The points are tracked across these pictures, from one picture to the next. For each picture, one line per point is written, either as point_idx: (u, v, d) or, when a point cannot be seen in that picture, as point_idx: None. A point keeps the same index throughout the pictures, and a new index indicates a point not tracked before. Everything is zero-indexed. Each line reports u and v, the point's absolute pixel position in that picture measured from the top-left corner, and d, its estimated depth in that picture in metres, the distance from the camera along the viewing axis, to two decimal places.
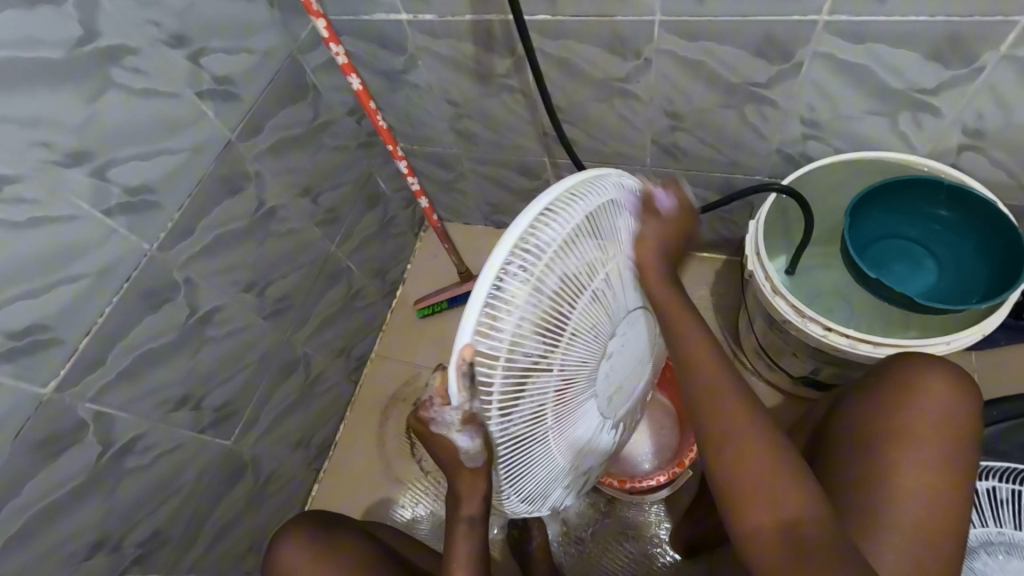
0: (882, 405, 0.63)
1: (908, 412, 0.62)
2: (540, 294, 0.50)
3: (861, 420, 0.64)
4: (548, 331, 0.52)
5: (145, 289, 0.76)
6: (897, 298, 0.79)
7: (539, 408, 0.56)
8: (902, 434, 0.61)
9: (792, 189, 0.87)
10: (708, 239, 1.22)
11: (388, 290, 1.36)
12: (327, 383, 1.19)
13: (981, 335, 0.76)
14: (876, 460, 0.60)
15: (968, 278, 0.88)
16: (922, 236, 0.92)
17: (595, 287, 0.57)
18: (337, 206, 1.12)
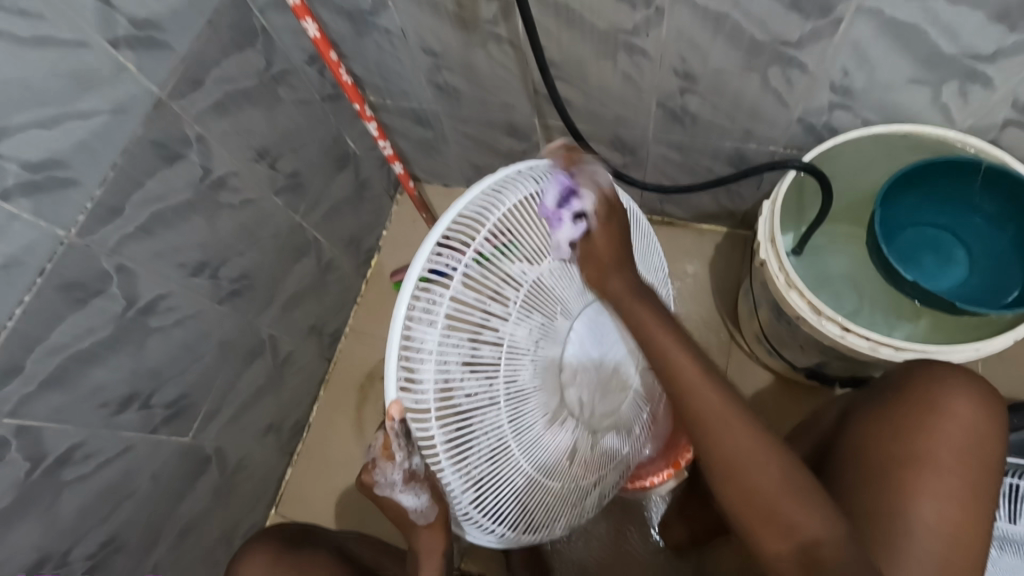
0: (901, 430, 0.62)
1: (930, 442, 0.60)
2: (456, 330, 0.55)
3: (877, 445, 0.62)
4: (478, 365, 0.56)
5: (66, 283, 0.64)
6: (921, 294, 0.72)
7: (497, 438, 0.59)
8: (923, 467, 0.60)
9: (815, 169, 0.78)
10: (710, 210, 1.13)
11: (362, 261, 1.25)
12: (298, 363, 1.11)
13: (1012, 342, 0.70)
14: (898, 489, 0.59)
15: (1001, 273, 0.81)
16: (953, 223, 0.84)
17: (526, 304, 0.59)
18: (300, 171, 0.99)
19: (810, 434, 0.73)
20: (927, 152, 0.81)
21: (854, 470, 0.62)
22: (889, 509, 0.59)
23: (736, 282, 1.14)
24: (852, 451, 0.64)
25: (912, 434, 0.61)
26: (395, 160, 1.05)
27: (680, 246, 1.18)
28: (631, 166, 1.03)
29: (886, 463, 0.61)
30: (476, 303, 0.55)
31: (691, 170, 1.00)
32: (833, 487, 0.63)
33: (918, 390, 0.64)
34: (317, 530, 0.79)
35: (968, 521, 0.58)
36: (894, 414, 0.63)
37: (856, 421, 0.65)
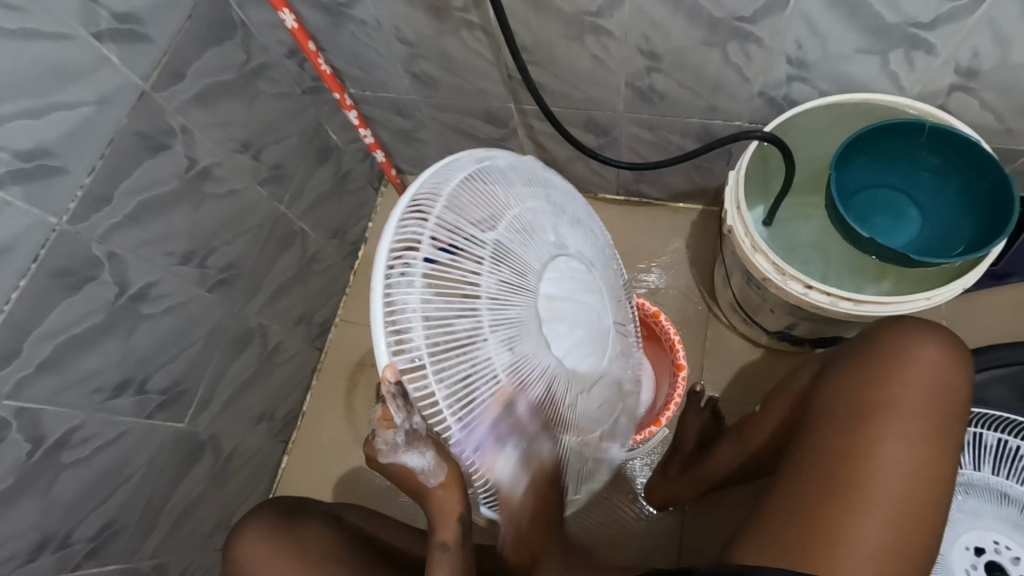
0: (871, 378, 0.64)
1: (898, 387, 0.62)
2: (432, 288, 0.55)
3: (849, 394, 0.64)
4: (465, 312, 0.56)
5: (59, 269, 0.66)
6: (880, 251, 0.76)
7: (499, 384, 0.57)
8: (892, 410, 0.61)
9: (775, 137, 0.82)
10: (683, 188, 1.17)
11: (348, 251, 1.28)
12: (289, 352, 1.13)
13: (964, 288, 0.74)
14: (868, 428, 0.61)
15: (951, 228, 0.86)
16: (904, 184, 0.88)
17: (496, 258, 0.59)
18: (284, 162, 1.01)
19: (788, 393, 0.76)
20: (876, 118, 0.85)
21: (828, 419, 0.65)
22: (858, 451, 0.60)
23: (711, 257, 1.18)
24: (824, 404, 0.66)
25: (879, 378, 0.63)
26: (376, 147, 1.10)
27: (656, 225, 1.22)
28: (606, 147, 1.07)
29: (857, 408, 0.63)
30: (448, 264, 0.57)
31: (663, 149, 1.04)
32: (809, 437, 0.66)
33: (889, 340, 0.66)
34: (312, 501, 0.82)
35: (933, 460, 0.59)
36: (864, 364, 0.65)
37: (829, 377, 0.68)
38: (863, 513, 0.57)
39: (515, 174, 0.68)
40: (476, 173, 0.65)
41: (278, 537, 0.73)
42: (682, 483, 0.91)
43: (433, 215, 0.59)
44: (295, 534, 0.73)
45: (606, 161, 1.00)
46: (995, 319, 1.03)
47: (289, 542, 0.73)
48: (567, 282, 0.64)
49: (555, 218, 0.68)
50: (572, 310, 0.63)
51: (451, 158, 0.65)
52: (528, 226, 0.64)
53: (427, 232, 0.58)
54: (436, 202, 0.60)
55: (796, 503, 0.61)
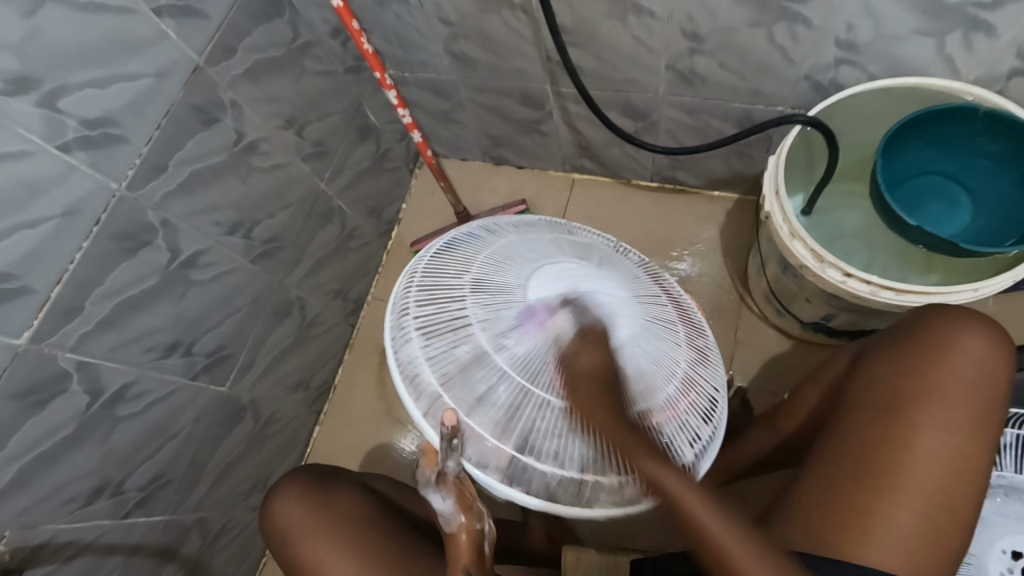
0: (911, 366, 0.62)
1: (941, 377, 0.60)
2: (428, 336, 0.66)
3: (888, 381, 0.63)
4: (458, 342, 0.64)
5: (118, 232, 0.70)
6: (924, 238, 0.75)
7: (510, 387, 0.62)
8: (935, 399, 0.60)
9: (818, 122, 0.80)
10: (720, 175, 1.15)
11: (383, 231, 1.31)
12: (324, 325, 1.17)
13: (1015, 281, 0.71)
14: (909, 417, 0.60)
15: (1006, 217, 0.82)
16: (958, 170, 0.85)
17: (477, 288, 0.67)
18: (326, 139, 1.04)
19: (822, 380, 0.73)
20: (928, 103, 0.82)
21: (861, 405, 0.63)
22: (893, 438, 0.59)
23: (746, 246, 1.17)
24: (859, 390, 0.65)
25: (927, 366, 0.61)
26: (413, 128, 1.09)
27: (690, 212, 1.21)
28: (643, 131, 1.06)
29: (896, 397, 0.61)
30: (437, 312, 0.67)
31: (702, 133, 1.02)
32: (841, 423, 0.64)
33: (936, 328, 0.64)
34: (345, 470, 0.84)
35: (975, 452, 0.58)
36: (904, 351, 0.64)
37: (866, 363, 0.66)
38: (893, 499, 0.57)
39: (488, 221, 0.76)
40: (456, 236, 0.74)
41: (311, 502, 0.76)
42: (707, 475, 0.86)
43: (415, 277, 0.71)
44: (326, 499, 0.76)
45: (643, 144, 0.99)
46: None
47: (322, 507, 0.76)
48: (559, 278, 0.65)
49: (534, 239, 0.73)
50: (569, 300, 0.64)
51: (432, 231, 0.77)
52: (506, 252, 0.70)
53: (411, 297, 0.69)
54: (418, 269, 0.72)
55: (821, 489, 0.61)
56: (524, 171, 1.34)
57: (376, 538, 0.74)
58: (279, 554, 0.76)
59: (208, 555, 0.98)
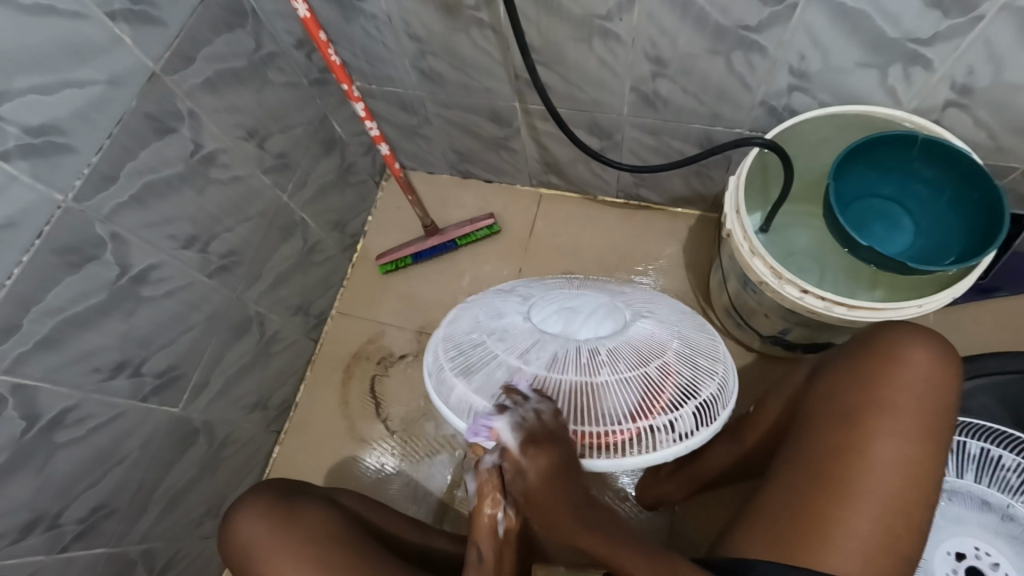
0: (864, 378, 0.65)
1: (891, 388, 0.63)
2: (456, 355, 0.69)
3: (843, 394, 0.65)
4: (479, 345, 0.68)
5: (62, 246, 0.66)
6: (874, 257, 0.78)
7: (541, 347, 0.66)
8: (882, 410, 0.62)
9: (773, 144, 0.83)
10: (681, 193, 1.19)
11: (347, 244, 1.29)
12: (285, 342, 1.13)
13: (953, 298, 0.76)
14: (858, 429, 0.62)
15: (942, 240, 0.88)
16: (899, 194, 0.91)
17: (490, 306, 0.73)
18: (289, 151, 1.02)
19: (782, 395, 0.76)
20: (872, 130, 0.88)
21: (820, 417, 0.65)
22: (849, 448, 0.61)
23: (707, 262, 1.20)
24: (818, 402, 0.67)
25: (873, 379, 0.64)
26: (381, 141, 1.07)
27: (654, 229, 1.24)
28: (609, 149, 1.09)
29: (851, 408, 0.63)
30: (456, 334, 0.71)
31: (664, 153, 1.05)
32: (801, 435, 0.66)
33: (882, 341, 0.67)
34: (312, 483, 0.82)
35: (922, 462, 0.60)
36: (858, 364, 0.66)
37: (823, 376, 0.69)
38: (851, 508, 0.59)
39: None
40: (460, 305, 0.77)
41: (274, 520, 0.72)
42: (673, 484, 0.91)
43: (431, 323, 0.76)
44: (290, 516, 0.73)
45: (609, 162, 1.02)
46: (979, 331, 1.06)
47: (286, 524, 0.72)
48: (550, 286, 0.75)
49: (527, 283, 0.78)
50: (568, 313, 0.67)
51: None
52: (509, 295, 0.74)
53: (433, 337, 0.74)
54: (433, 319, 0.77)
55: (783, 500, 0.63)
56: (491, 186, 1.34)
57: (344, 556, 0.71)
58: (239, 570, 0.74)
59: None
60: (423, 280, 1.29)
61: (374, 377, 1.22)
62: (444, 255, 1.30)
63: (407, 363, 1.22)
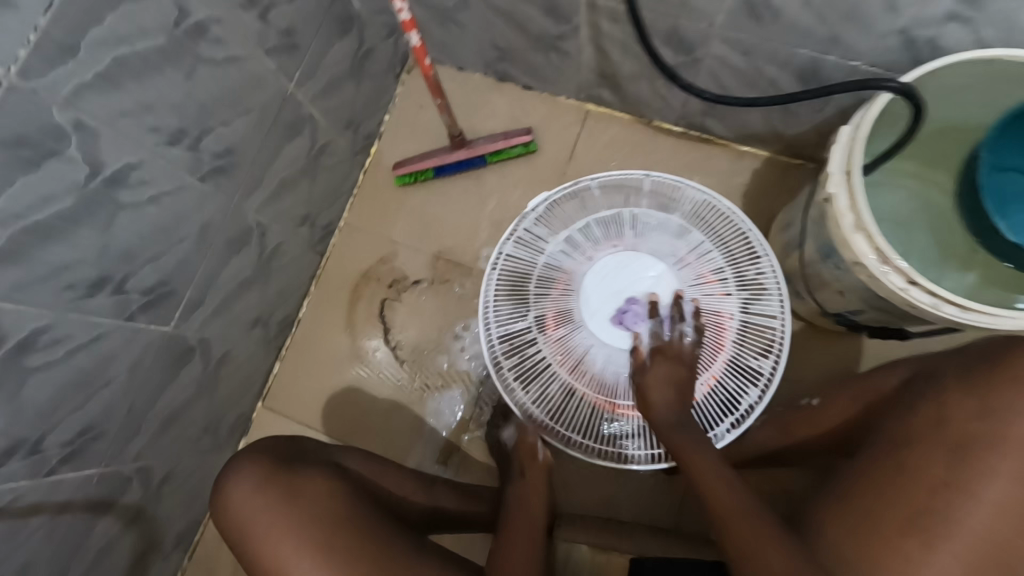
0: (985, 407, 0.57)
1: (1013, 419, 0.55)
2: (513, 339, 0.84)
3: (959, 423, 0.57)
4: (535, 332, 0.84)
5: (12, 136, 0.51)
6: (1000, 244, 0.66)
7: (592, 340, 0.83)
8: (997, 443, 0.55)
9: (906, 90, 0.65)
10: (753, 129, 1.02)
11: (360, 146, 1.13)
12: (287, 256, 1.03)
13: None
14: (960, 458, 0.56)
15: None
16: None
17: (542, 285, 0.85)
18: (298, 27, 0.83)
19: (862, 397, 0.70)
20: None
21: (925, 443, 0.58)
22: (954, 486, 0.55)
23: (767, 214, 1.06)
24: (923, 426, 0.59)
25: (990, 406, 0.56)
26: (413, 27, 0.85)
27: (712, 168, 1.09)
28: (683, 67, 0.90)
29: (964, 442, 0.56)
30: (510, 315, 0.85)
31: (750, 80, 0.88)
32: (893, 459, 0.59)
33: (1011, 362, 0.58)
34: (315, 447, 0.78)
35: None
36: (978, 387, 0.58)
37: (930, 395, 0.61)
38: (947, 544, 0.53)
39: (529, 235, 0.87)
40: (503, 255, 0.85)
41: (276, 492, 0.69)
42: None
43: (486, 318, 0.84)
44: (292, 488, 0.69)
45: (700, 92, 0.84)
46: None
47: (287, 497, 0.69)
48: (616, 264, 0.85)
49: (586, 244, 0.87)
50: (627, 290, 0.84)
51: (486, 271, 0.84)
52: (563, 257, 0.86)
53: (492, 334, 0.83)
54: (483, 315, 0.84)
55: (865, 522, 0.57)
56: (529, 93, 1.16)
57: (347, 531, 0.68)
58: (237, 544, 0.70)
59: (153, 500, 0.89)
60: (443, 198, 1.15)
61: (384, 300, 1.12)
62: (470, 173, 1.14)
63: (420, 289, 1.12)
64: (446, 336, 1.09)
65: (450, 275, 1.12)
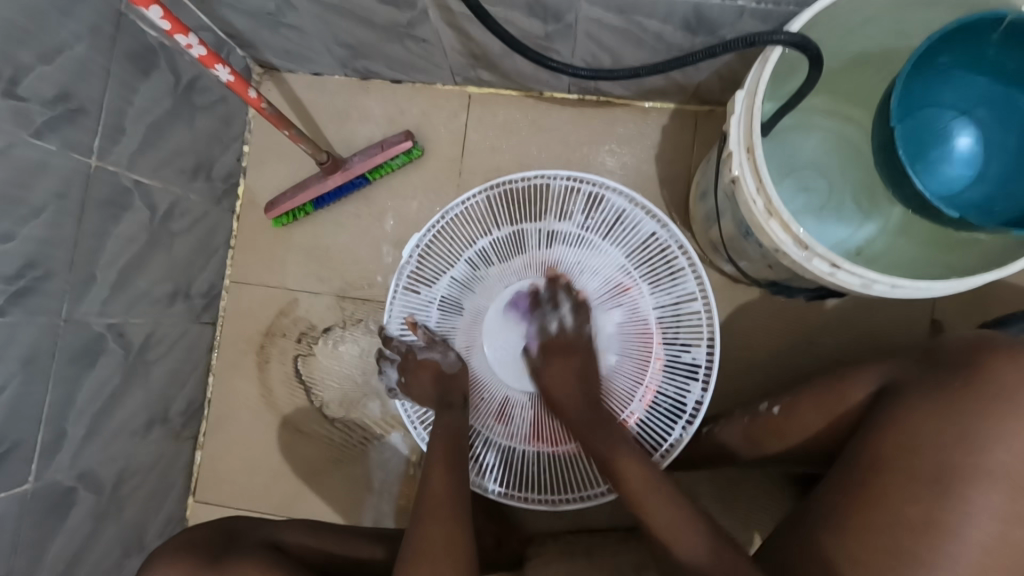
0: (968, 436, 0.54)
1: (982, 419, 0.54)
2: None
3: (933, 453, 0.54)
4: None
5: None
6: (913, 186, 0.59)
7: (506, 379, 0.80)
8: (964, 454, 0.53)
9: (796, 39, 0.56)
10: (653, 84, 0.90)
11: (221, 191, 0.98)
12: (164, 342, 0.89)
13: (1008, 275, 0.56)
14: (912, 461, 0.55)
15: (1004, 186, 0.68)
16: (960, 103, 0.69)
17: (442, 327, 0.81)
18: (71, 85, 0.66)
19: (828, 410, 0.66)
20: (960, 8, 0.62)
21: (904, 475, 0.55)
22: (938, 523, 0.53)
23: (686, 174, 0.96)
24: (901, 443, 0.56)
25: (953, 425, 0.54)
26: (217, 61, 0.70)
27: (619, 134, 0.97)
28: (555, 36, 0.78)
29: (941, 472, 0.54)
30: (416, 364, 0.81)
31: (635, 38, 0.77)
32: (868, 491, 0.56)
33: (989, 373, 0.56)
34: (244, 528, 0.69)
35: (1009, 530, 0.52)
36: (952, 407, 0.55)
37: (909, 415, 0.57)
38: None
39: (420, 267, 0.79)
40: (408, 268, 0.78)
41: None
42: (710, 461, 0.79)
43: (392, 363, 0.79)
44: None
45: (573, 73, 0.71)
46: None
47: None
48: (531, 290, 0.80)
49: (493, 263, 0.80)
50: (539, 312, 0.80)
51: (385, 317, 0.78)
52: (462, 284, 0.80)
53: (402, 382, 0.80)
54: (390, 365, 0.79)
55: (864, 558, 0.54)
56: (401, 87, 1.01)
57: None
58: None
59: None
60: (333, 228, 1.01)
61: (296, 356, 1.01)
62: (356, 196, 1.01)
63: (333, 337, 1.00)
64: (373, 380, 0.99)
65: (361, 313, 1.00)
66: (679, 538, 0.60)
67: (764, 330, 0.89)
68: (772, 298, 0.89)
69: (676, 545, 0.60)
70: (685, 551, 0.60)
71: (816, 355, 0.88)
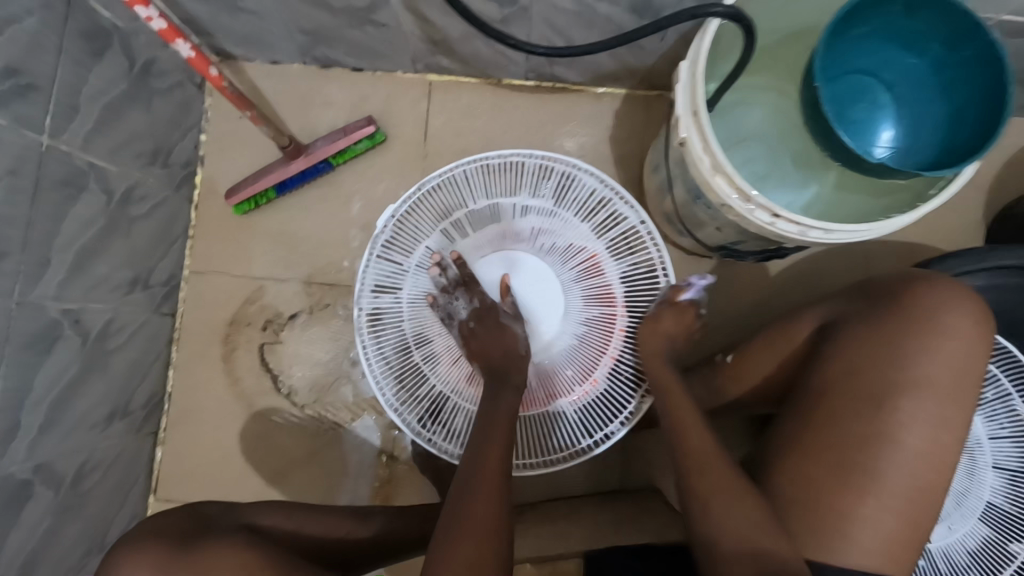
0: (892, 353, 0.60)
1: (910, 339, 0.60)
2: (388, 358, 0.80)
3: (870, 374, 0.61)
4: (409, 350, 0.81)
5: None
6: (839, 142, 0.66)
7: None
8: (897, 372, 0.60)
9: (731, 12, 0.61)
10: (606, 69, 0.96)
11: (179, 179, 0.97)
12: (123, 331, 0.87)
13: (920, 216, 0.63)
14: (851, 381, 0.61)
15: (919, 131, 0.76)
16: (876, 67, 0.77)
17: (413, 300, 0.82)
18: (21, 59, 0.65)
19: (776, 353, 0.72)
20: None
21: (846, 396, 0.61)
22: (878, 437, 0.58)
23: (639, 154, 1.02)
24: (839, 370, 0.62)
25: (884, 346, 0.61)
26: (178, 36, 0.70)
27: (575, 117, 1.02)
28: (513, 19, 0.82)
29: (874, 389, 0.60)
30: (385, 336, 0.81)
31: (587, 21, 0.82)
32: (818, 416, 0.61)
33: (910, 302, 0.63)
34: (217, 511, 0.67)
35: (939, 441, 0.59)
36: (882, 333, 0.62)
37: (848, 347, 0.63)
38: (873, 489, 0.57)
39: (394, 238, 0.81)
40: (382, 239, 0.80)
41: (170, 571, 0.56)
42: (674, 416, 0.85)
43: (363, 331, 0.79)
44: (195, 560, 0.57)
45: (534, 50, 0.73)
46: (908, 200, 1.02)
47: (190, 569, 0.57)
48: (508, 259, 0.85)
49: (467, 234, 0.84)
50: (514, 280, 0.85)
51: (357, 286, 0.78)
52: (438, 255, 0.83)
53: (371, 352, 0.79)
54: (359, 333, 0.79)
55: (814, 475, 0.59)
56: (362, 75, 1.02)
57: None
58: None
59: None
60: (297, 214, 1.01)
61: (263, 344, 0.99)
62: (321, 181, 1.01)
63: (300, 322, 1.00)
64: (343, 364, 0.99)
65: (329, 298, 1.00)
66: (718, 510, 0.59)
67: (717, 295, 0.95)
68: (722, 266, 0.95)
69: (709, 522, 0.59)
70: (732, 528, 0.57)
71: (765, 317, 0.95)
